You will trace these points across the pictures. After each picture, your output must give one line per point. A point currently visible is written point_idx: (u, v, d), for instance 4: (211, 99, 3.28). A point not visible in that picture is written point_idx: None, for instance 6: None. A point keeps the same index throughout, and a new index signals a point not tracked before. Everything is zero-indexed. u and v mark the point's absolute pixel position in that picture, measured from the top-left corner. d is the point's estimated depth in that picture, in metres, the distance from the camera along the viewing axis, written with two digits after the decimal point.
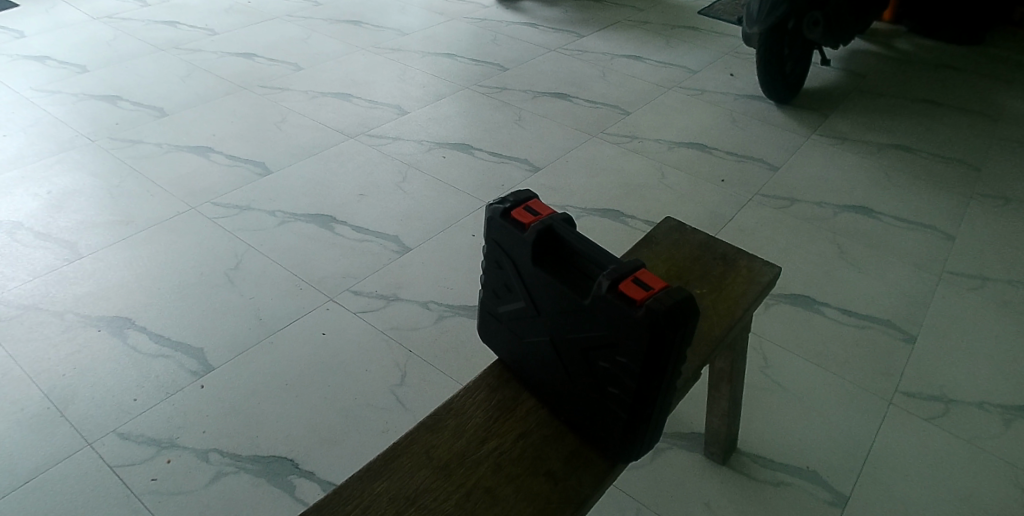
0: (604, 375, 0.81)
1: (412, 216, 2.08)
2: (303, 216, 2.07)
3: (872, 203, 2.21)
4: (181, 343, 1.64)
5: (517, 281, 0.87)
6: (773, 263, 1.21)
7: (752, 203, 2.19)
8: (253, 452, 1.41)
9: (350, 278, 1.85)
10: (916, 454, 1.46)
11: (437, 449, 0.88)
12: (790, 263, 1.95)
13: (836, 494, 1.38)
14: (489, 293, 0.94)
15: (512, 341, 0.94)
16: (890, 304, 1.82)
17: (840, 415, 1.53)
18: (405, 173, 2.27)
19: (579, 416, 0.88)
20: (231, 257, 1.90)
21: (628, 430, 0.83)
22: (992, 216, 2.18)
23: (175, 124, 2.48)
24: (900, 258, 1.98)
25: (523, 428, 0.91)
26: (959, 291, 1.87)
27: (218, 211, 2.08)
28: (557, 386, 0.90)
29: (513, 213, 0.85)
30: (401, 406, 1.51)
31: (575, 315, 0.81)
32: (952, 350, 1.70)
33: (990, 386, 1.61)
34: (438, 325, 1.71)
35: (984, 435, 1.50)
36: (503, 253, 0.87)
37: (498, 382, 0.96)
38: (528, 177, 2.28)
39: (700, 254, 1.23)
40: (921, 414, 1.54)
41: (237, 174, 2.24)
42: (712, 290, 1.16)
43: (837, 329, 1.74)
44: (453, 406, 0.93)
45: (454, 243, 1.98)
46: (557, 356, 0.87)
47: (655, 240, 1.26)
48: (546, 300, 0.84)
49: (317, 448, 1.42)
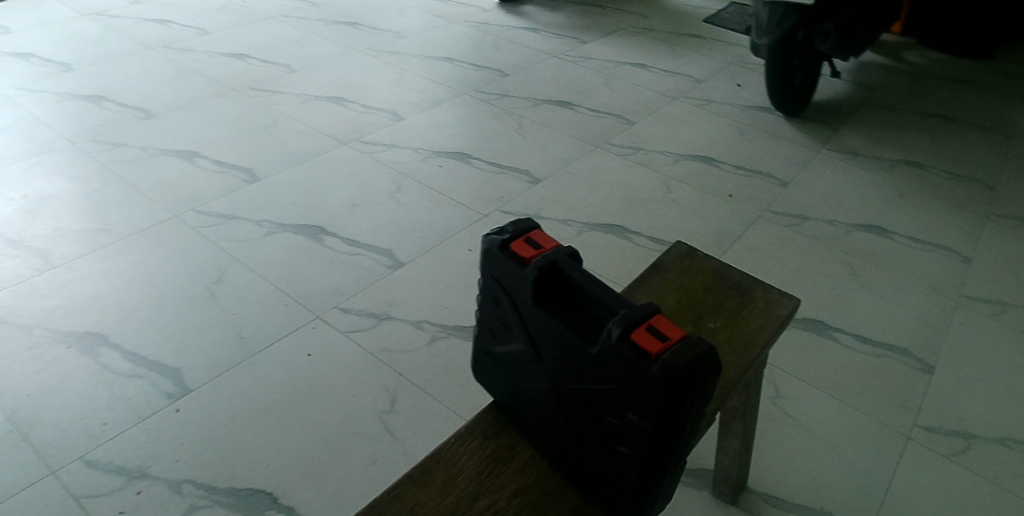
0: (612, 432, 0.72)
1: (406, 229, 1.99)
2: (291, 227, 1.98)
3: (884, 222, 2.12)
4: (156, 362, 1.54)
5: (515, 321, 0.79)
6: (792, 295, 1.12)
7: (761, 221, 2.10)
8: (229, 484, 1.31)
9: (339, 294, 1.76)
10: (939, 495, 1.34)
11: (423, 507, 0.79)
12: (801, 284, 1.86)
13: None
14: (484, 331, 0.85)
15: (509, 385, 0.85)
16: (906, 330, 1.72)
17: (856, 450, 1.42)
18: (400, 183, 2.18)
19: (582, 472, 0.79)
20: (213, 270, 1.81)
21: (638, 494, 0.73)
22: (1008, 238, 2.09)
23: (161, 126, 2.39)
24: (915, 281, 1.89)
25: (520, 483, 0.82)
26: (977, 316, 1.78)
27: (203, 219, 1.98)
28: (559, 437, 0.80)
29: (513, 245, 0.77)
30: (388, 435, 1.42)
31: (580, 363, 0.72)
32: (971, 380, 1.59)
33: (1012, 421, 1.49)
34: (431, 347, 1.62)
35: (1008, 474, 1.38)
36: (501, 289, 0.79)
37: (492, 428, 0.87)
38: (528, 189, 2.19)
39: (712, 285, 1.13)
40: (940, 449, 1.42)
41: (223, 181, 2.14)
42: (726, 326, 1.07)
43: (851, 357, 1.63)
44: (443, 455, 0.84)
45: (450, 258, 1.90)
46: (559, 405, 0.78)
47: (664, 266, 1.17)
48: (548, 344, 0.75)
49: (298, 480, 1.33)
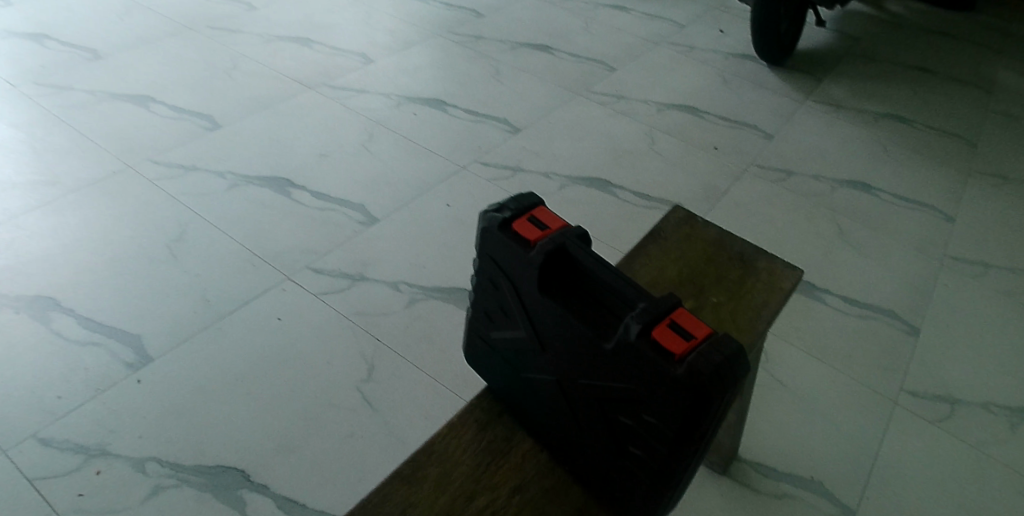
0: (624, 433, 0.66)
1: (379, 182, 1.89)
2: (256, 179, 1.85)
3: (870, 178, 2.08)
4: (115, 329, 1.44)
5: (516, 308, 0.72)
6: (796, 266, 1.06)
7: (747, 175, 2.04)
8: (197, 461, 1.24)
9: (309, 253, 1.66)
10: (926, 462, 1.32)
11: (415, 509, 0.73)
12: (788, 244, 1.82)
13: (843, 509, 1.24)
14: (479, 314, 0.78)
15: (507, 374, 0.78)
16: (892, 291, 1.69)
17: (845, 416, 1.39)
18: (372, 131, 2.06)
19: (588, 470, 0.73)
20: (173, 227, 1.69)
21: (650, 498, 0.68)
22: (992, 195, 2.06)
23: (110, 68, 2.20)
24: (902, 240, 1.85)
25: (519, 479, 0.76)
26: (961, 277, 1.75)
27: (160, 171, 1.84)
28: (562, 432, 0.74)
29: (515, 225, 0.69)
30: (366, 405, 1.35)
31: (591, 359, 0.65)
32: (955, 343, 1.57)
33: (996, 385, 1.48)
34: (409, 310, 1.55)
35: (992, 441, 1.37)
36: (501, 272, 0.71)
37: (487, 418, 0.81)
38: (507, 139, 2.08)
39: (713, 255, 1.07)
40: (926, 415, 1.40)
41: (181, 128, 1.99)
42: (730, 300, 1.01)
43: (839, 320, 1.60)
44: (434, 448, 0.77)
45: (426, 214, 1.80)
46: (564, 399, 0.71)
47: (662, 234, 1.10)
48: (553, 336, 0.68)
49: (270, 456, 1.26)
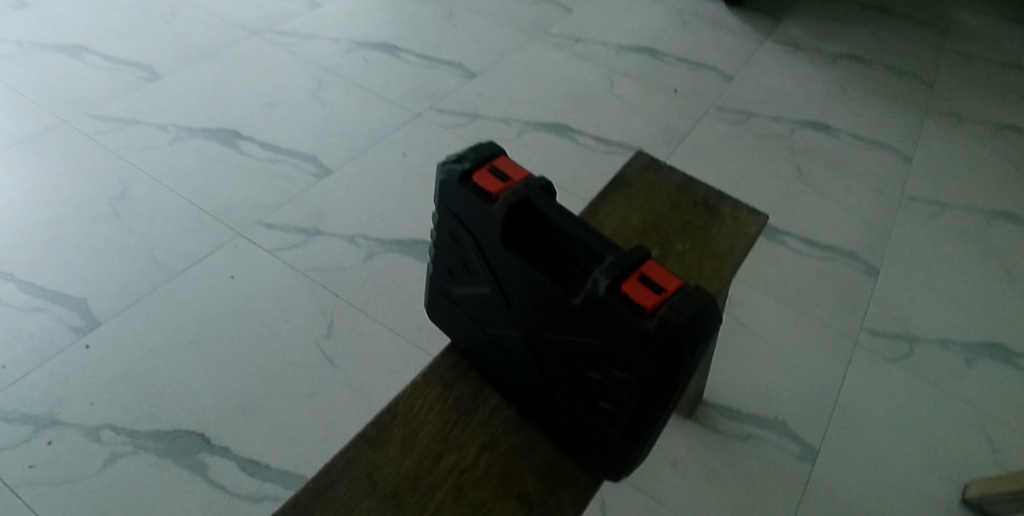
0: (593, 388, 0.65)
1: (332, 132, 1.81)
2: (201, 131, 1.76)
3: (829, 119, 2.08)
4: (58, 293, 1.37)
5: (479, 262, 0.69)
6: (760, 211, 1.05)
7: (707, 118, 2.02)
8: (154, 427, 1.20)
9: (260, 208, 1.60)
10: (883, 399, 1.36)
11: (382, 471, 0.71)
12: (748, 186, 1.82)
13: (806, 448, 1.27)
14: (440, 270, 0.75)
15: (472, 331, 0.76)
16: (850, 232, 1.71)
17: (806, 357, 1.41)
18: (321, 79, 1.97)
19: (556, 424, 0.72)
20: (115, 183, 1.60)
21: (620, 451, 0.67)
22: (946, 133, 2.08)
23: (36, 15, 2.05)
24: (860, 180, 1.87)
25: (487, 436, 0.74)
26: (917, 217, 1.78)
27: (97, 126, 1.74)
28: (529, 387, 0.73)
29: (476, 176, 0.66)
30: (329, 362, 1.32)
31: (558, 314, 0.63)
32: (910, 282, 1.60)
33: (951, 322, 1.52)
34: (367, 264, 1.51)
35: (947, 376, 1.41)
36: (462, 226, 0.68)
37: (453, 376, 0.78)
38: (463, 85, 2.02)
39: (678, 201, 1.05)
40: (885, 354, 1.44)
41: (119, 80, 1.87)
42: (696, 247, 1.00)
43: (799, 262, 1.62)
44: (400, 409, 0.75)
45: (382, 165, 1.74)
46: (531, 355, 0.69)
47: (626, 182, 1.07)
48: (519, 291, 0.66)
49: (231, 419, 1.23)
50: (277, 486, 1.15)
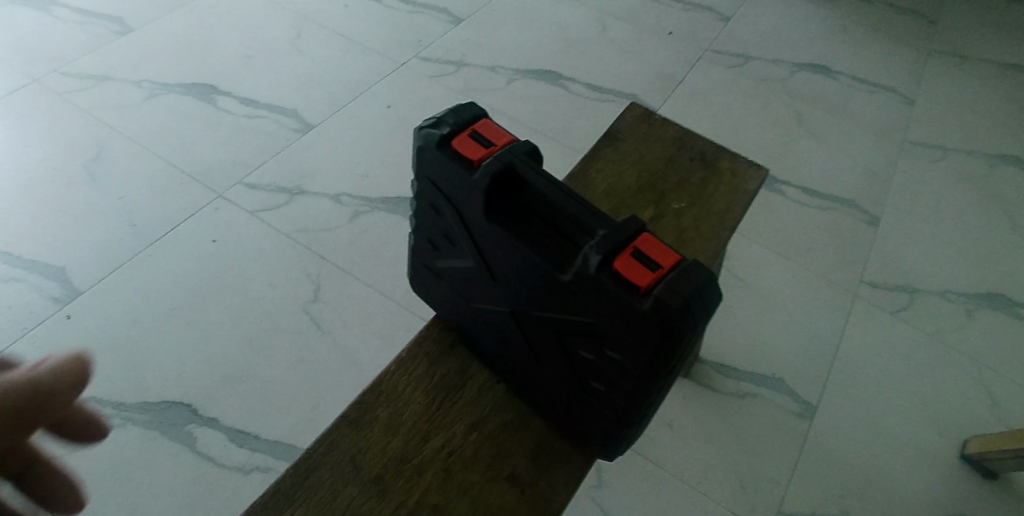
0: (585, 367, 0.61)
1: (313, 84, 1.73)
2: (175, 86, 1.68)
3: (830, 61, 2.00)
4: (36, 262, 1.32)
5: (462, 235, 0.64)
6: (761, 164, 0.99)
7: (704, 62, 1.94)
8: (140, 398, 1.17)
9: (241, 167, 1.53)
10: (883, 353, 1.33)
11: (365, 455, 0.68)
12: (746, 133, 1.75)
13: (804, 405, 1.25)
14: (421, 242, 0.70)
15: (457, 305, 0.72)
16: (851, 180, 1.66)
17: (805, 312, 1.38)
18: (300, 28, 1.87)
19: (547, 401, 0.69)
20: (89, 144, 1.54)
21: (614, 430, 0.64)
22: (950, 74, 2.01)
23: None
24: (862, 125, 1.81)
25: (475, 414, 0.71)
26: (920, 163, 1.73)
27: (69, 83, 1.65)
28: (518, 363, 0.69)
29: (456, 143, 0.60)
30: (316, 328, 1.29)
31: (547, 291, 0.59)
32: (912, 231, 1.56)
33: (952, 272, 1.49)
34: (353, 224, 1.46)
35: (948, 328, 1.38)
36: (442, 196, 0.63)
37: (439, 351, 0.75)
38: (449, 31, 1.93)
39: (673, 156, 1.00)
40: (886, 306, 1.41)
41: (88, 33, 1.78)
42: (693, 204, 0.95)
43: (798, 212, 1.57)
44: (384, 388, 0.72)
45: (366, 119, 1.67)
46: (519, 332, 0.65)
47: (619, 136, 1.02)
48: (504, 266, 0.61)
49: (218, 389, 1.20)
50: (268, 457, 1.13)
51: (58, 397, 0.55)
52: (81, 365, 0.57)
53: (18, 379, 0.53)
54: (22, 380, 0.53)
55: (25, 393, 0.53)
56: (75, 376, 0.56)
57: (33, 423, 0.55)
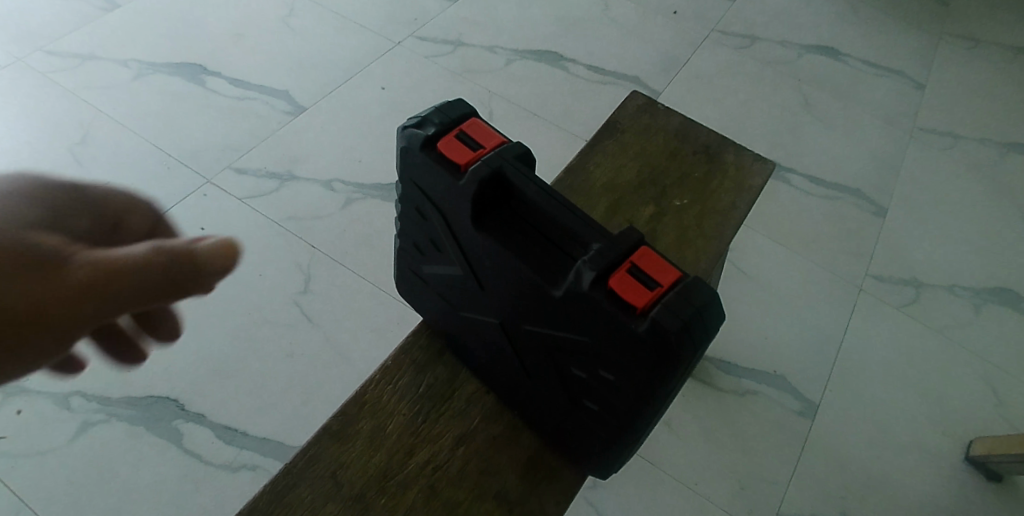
0: (578, 385, 0.57)
1: (305, 64, 1.68)
2: (163, 66, 1.63)
3: (839, 43, 1.93)
4: None
5: (449, 242, 0.60)
6: (767, 159, 0.95)
7: (709, 43, 1.88)
8: (125, 393, 1.14)
9: (230, 151, 1.49)
10: (887, 350, 1.30)
11: (348, 470, 0.65)
12: (752, 119, 1.70)
13: (806, 403, 1.22)
14: (408, 246, 0.67)
15: (446, 312, 0.68)
16: (859, 168, 1.61)
17: (809, 306, 1.34)
18: (293, 6, 1.81)
19: (539, 415, 0.66)
20: (74, 127, 1.49)
21: (608, 449, 0.61)
22: (962, 58, 1.95)
23: None
24: (870, 111, 1.75)
25: (463, 428, 0.68)
26: (930, 151, 1.68)
27: (54, 63, 1.60)
28: (508, 375, 0.66)
29: (442, 145, 0.56)
30: (306, 320, 1.25)
31: (538, 305, 0.55)
32: (920, 223, 1.52)
33: (960, 265, 1.45)
34: (346, 212, 1.42)
35: (954, 323, 1.35)
36: (427, 201, 0.59)
37: (426, 359, 0.71)
38: (446, 8, 1.86)
39: (676, 149, 0.95)
40: (891, 300, 1.37)
41: (74, 10, 1.72)
42: (695, 201, 0.90)
43: (804, 202, 1.52)
44: (367, 399, 0.68)
45: (359, 101, 1.62)
46: (509, 344, 0.62)
47: (619, 127, 0.97)
48: (493, 277, 0.58)
49: (206, 382, 1.16)
50: (256, 455, 1.10)
51: (201, 280, 0.55)
52: (233, 255, 0.56)
53: (171, 251, 0.54)
54: (176, 255, 0.54)
55: (175, 268, 0.54)
56: (226, 266, 0.56)
57: (176, 295, 0.56)
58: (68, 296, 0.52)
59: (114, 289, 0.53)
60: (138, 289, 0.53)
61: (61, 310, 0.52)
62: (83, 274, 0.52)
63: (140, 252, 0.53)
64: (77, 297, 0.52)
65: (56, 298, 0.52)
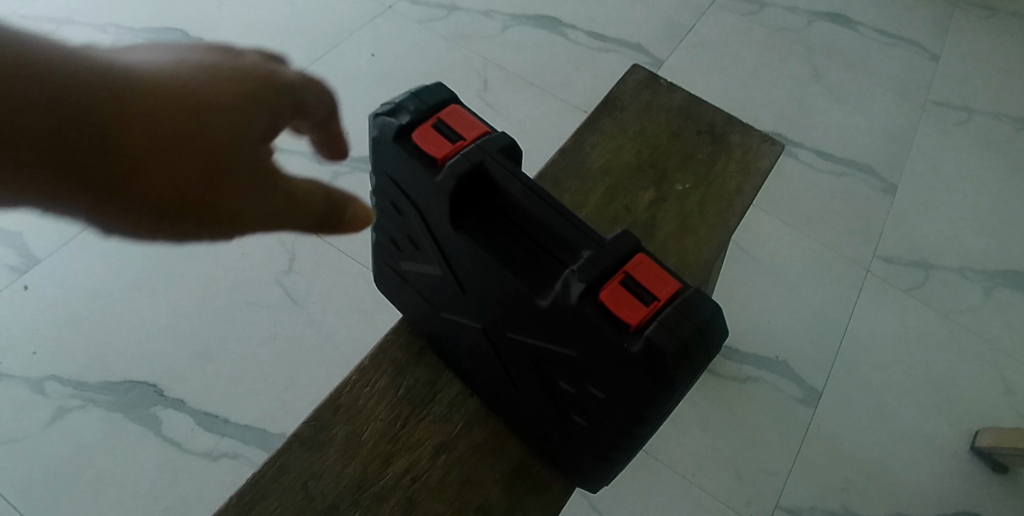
0: (565, 399, 0.53)
1: (291, 29, 1.60)
2: (143, 31, 1.55)
3: (852, 8, 1.84)
4: None
5: (427, 242, 0.55)
6: (776, 139, 0.88)
7: (716, 8, 1.79)
8: (102, 378, 1.10)
9: None
10: (893, 336, 1.25)
11: (320, 481, 0.60)
12: (758, 89, 1.63)
13: (808, 390, 1.18)
14: (384, 241, 0.61)
15: (426, 312, 0.63)
16: (869, 143, 1.55)
17: (814, 289, 1.29)
18: None
19: (524, 424, 0.62)
20: None
21: (597, 465, 0.57)
22: (979, 26, 1.85)
23: None
24: (882, 82, 1.68)
25: (445, 434, 0.64)
26: (942, 126, 1.61)
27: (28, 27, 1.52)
28: (492, 381, 0.61)
29: (418, 136, 0.51)
30: (290, 300, 1.20)
31: (523, 315, 0.50)
32: (930, 201, 1.46)
33: (971, 246, 1.40)
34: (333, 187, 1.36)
35: (963, 308, 1.30)
36: (403, 196, 0.54)
37: (405, 359, 0.67)
38: None
39: (678, 128, 0.89)
40: (899, 283, 1.32)
41: None
42: (697, 186, 0.85)
43: (811, 178, 1.46)
44: (342, 403, 0.64)
45: (348, 70, 1.55)
46: (493, 350, 0.57)
47: (618, 104, 0.91)
48: (475, 281, 0.53)
49: (186, 367, 1.12)
50: (237, 442, 1.07)
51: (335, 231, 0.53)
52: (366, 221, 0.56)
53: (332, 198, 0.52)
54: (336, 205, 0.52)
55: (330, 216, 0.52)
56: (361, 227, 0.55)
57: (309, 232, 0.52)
58: (224, 177, 0.45)
59: (257, 196, 0.46)
60: (284, 209, 0.48)
61: (205, 181, 0.44)
62: (254, 161, 0.46)
63: (299, 179, 0.50)
64: (227, 178, 0.45)
65: (209, 163, 0.44)
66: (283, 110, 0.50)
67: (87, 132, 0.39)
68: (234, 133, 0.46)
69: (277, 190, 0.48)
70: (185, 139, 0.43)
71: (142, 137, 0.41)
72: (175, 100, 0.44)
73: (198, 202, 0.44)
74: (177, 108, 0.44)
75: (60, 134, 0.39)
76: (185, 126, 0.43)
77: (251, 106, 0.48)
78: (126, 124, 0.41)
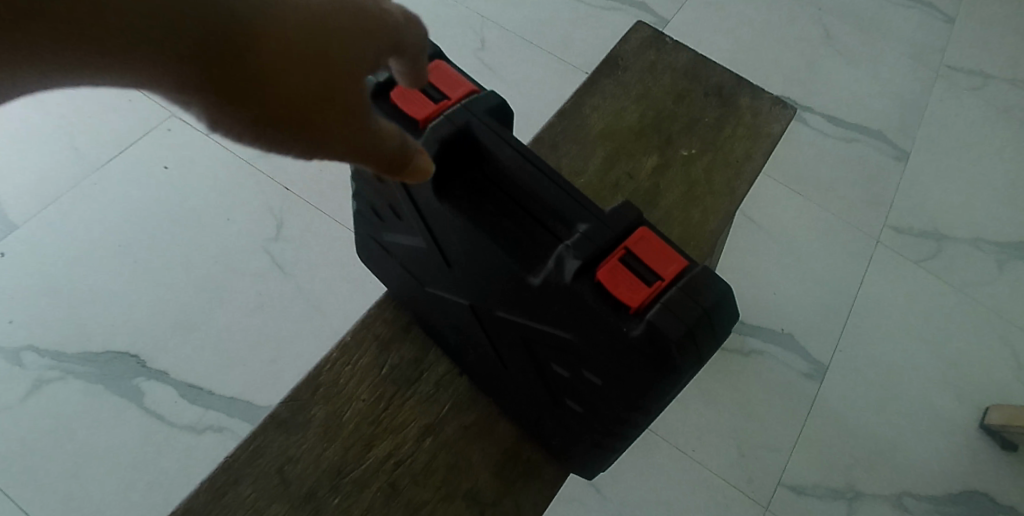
0: (559, 383, 0.49)
1: None
2: None
3: None
4: None
5: (410, 211, 0.50)
6: (788, 102, 0.83)
7: None
8: (83, 348, 1.06)
9: None
10: (902, 309, 1.21)
11: (297, 465, 0.57)
12: (767, 51, 1.55)
13: (814, 365, 1.14)
14: (364, 209, 0.57)
15: (410, 286, 0.59)
16: (881, 108, 1.48)
17: (821, 260, 1.25)
18: None
19: (516, 406, 0.58)
20: None
21: (593, 453, 0.53)
22: None
23: None
24: (897, 42, 1.60)
25: (430, 416, 0.60)
26: (958, 89, 1.54)
27: None
28: (481, 362, 0.57)
29: (397, 97, 0.47)
30: (277, 269, 1.15)
31: (514, 294, 0.46)
32: (943, 169, 1.41)
33: (984, 217, 1.35)
34: None
35: (975, 280, 1.26)
36: None
37: (390, 335, 0.63)
38: None
39: (684, 90, 0.83)
40: (910, 255, 1.28)
41: None
42: (704, 151, 0.79)
43: (821, 145, 1.40)
44: (322, 382, 0.60)
45: None
46: (482, 329, 0.53)
47: (620, 63, 0.85)
48: (462, 255, 0.48)
49: (169, 338, 1.08)
50: (223, 416, 1.04)
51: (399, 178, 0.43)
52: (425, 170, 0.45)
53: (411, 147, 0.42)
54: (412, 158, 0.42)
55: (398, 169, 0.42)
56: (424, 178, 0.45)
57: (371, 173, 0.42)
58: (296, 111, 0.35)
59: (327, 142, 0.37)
60: (349, 154, 0.39)
61: (270, 113, 0.34)
62: (337, 104, 0.37)
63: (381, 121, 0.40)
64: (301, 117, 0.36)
65: (284, 98, 0.34)
66: (388, 53, 0.39)
67: (153, 30, 0.29)
68: (329, 74, 0.35)
69: (351, 141, 0.38)
70: (265, 69, 0.33)
71: (221, 48, 0.32)
72: (274, 18, 0.33)
73: (255, 128, 0.35)
74: (276, 28, 0.33)
75: (118, 30, 0.28)
76: (272, 43, 0.33)
77: (362, 34, 0.37)
78: (206, 27, 0.31)
